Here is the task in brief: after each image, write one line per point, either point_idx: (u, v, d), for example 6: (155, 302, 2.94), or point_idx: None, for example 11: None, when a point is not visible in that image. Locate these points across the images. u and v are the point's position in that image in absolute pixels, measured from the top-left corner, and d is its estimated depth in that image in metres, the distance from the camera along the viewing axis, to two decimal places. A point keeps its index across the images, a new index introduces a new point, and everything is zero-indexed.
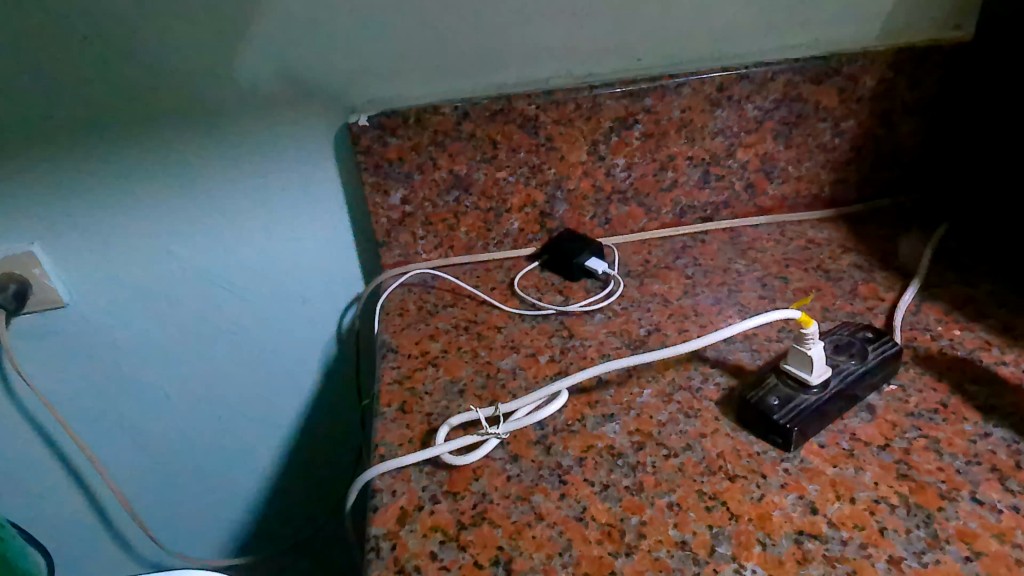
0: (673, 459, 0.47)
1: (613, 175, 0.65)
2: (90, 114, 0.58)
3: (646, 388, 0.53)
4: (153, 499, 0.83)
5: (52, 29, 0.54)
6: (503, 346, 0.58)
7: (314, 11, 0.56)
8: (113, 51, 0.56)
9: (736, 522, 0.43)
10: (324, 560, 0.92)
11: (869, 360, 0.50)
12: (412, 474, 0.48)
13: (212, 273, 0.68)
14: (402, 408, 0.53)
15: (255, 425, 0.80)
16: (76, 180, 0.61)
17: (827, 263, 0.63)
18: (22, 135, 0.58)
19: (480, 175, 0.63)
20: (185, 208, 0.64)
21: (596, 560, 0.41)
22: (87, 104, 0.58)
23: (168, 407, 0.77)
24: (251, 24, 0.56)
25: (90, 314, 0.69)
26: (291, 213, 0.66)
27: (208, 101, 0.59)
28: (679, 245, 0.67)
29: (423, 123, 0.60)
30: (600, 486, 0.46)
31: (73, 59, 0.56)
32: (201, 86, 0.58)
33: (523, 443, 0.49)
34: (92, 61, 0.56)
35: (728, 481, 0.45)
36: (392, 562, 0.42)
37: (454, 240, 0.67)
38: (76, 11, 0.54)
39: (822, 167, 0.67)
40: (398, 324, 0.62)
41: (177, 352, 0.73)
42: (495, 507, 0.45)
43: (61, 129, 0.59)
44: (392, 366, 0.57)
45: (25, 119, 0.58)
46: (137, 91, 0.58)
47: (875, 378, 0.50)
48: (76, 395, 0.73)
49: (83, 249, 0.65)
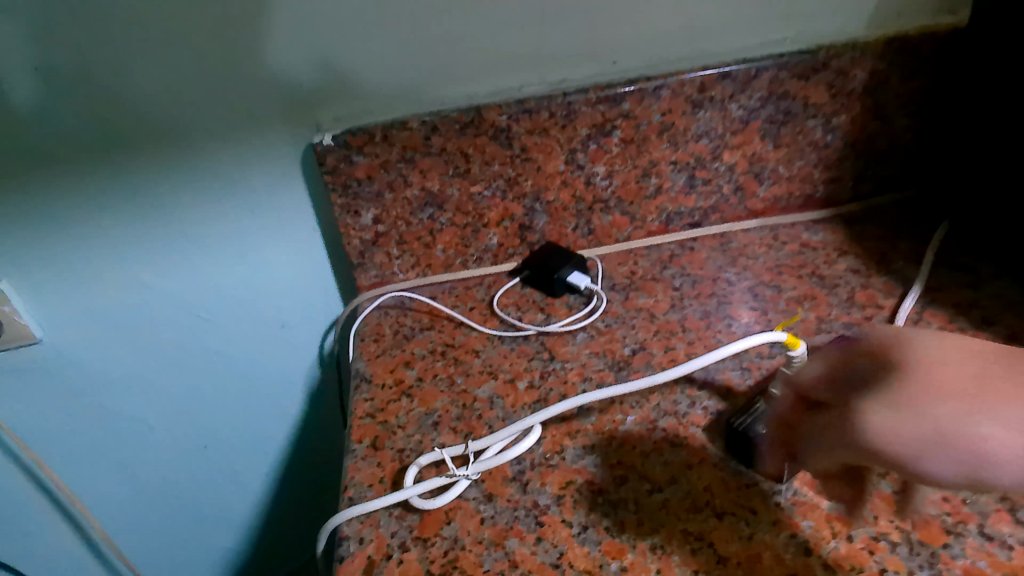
0: (657, 495, 0.44)
1: (593, 184, 0.62)
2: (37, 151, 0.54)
3: (630, 415, 0.50)
4: (143, 529, 0.81)
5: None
6: (481, 372, 0.55)
7: (267, 29, 0.52)
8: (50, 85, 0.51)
9: (724, 566, 0.40)
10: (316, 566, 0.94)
11: None
12: (381, 518, 0.45)
13: (188, 302, 0.66)
14: (374, 444, 0.50)
15: (242, 451, 0.78)
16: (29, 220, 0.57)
17: (822, 268, 0.60)
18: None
19: (453, 190, 0.60)
20: (153, 237, 0.61)
21: None
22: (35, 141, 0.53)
23: (151, 438, 0.74)
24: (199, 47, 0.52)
25: (65, 349, 0.65)
26: (259, 240, 0.64)
27: (166, 127, 0.55)
28: (667, 255, 0.64)
29: (390, 139, 0.57)
30: (579, 527, 0.43)
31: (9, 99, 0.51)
32: (153, 113, 0.54)
33: (498, 480, 0.46)
34: (44, 93, 0.51)
35: (715, 519, 0.42)
36: None
37: (431, 258, 0.64)
38: (5, 43, 0.48)
39: (814, 166, 0.63)
40: (373, 350, 0.59)
41: (158, 382, 0.70)
42: (467, 554, 0.42)
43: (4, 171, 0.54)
44: (365, 398, 0.54)
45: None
46: (95, 122, 0.53)
47: None
48: (56, 432, 0.70)
49: (55, 286, 0.61)
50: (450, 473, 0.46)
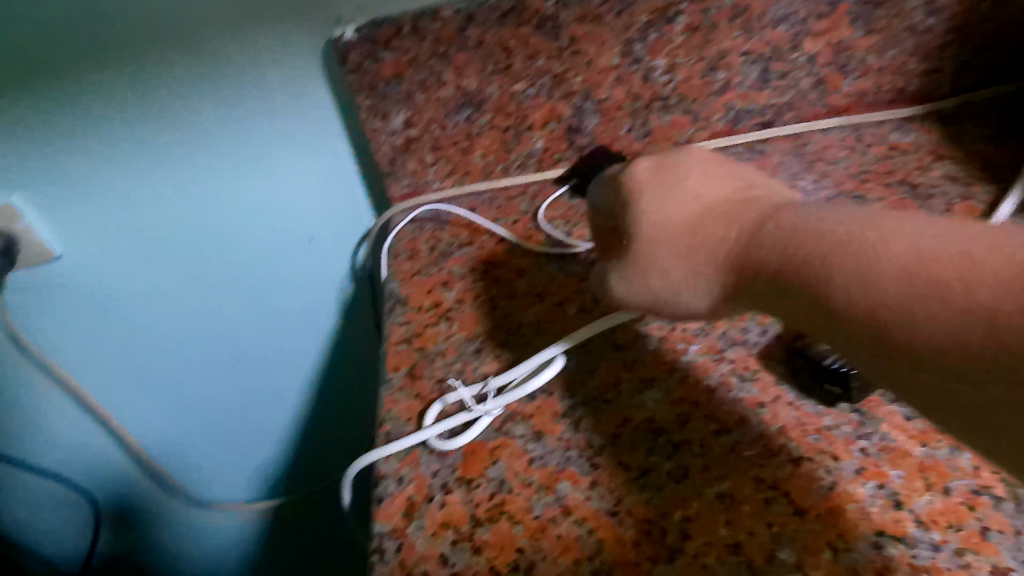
0: (726, 437, 0.40)
1: (652, 80, 0.54)
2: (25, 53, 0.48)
3: (693, 344, 0.45)
4: (182, 434, 0.81)
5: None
6: (526, 294, 0.50)
7: None
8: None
9: (802, 520, 0.36)
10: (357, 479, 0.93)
11: None
12: (421, 456, 0.42)
13: (209, 215, 0.61)
14: (411, 373, 0.47)
15: (276, 362, 0.76)
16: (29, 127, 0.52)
17: (914, 176, 0.53)
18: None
19: (493, 89, 0.53)
20: (166, 146, 0.56)
21: (633, 569, 0.35)
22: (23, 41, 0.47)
23: (182, 350, 0.72)
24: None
25: (85, 264, 0.62)
26: (279, 147, 0.58)
27: (163, 20, 0.49)
28: (732, 159, 0.58)
29: (420, 32, 0.50)
30: (637, 471, 0.39)
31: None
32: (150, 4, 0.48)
33: (548, 417, 0.42)
34: None
35: (792, 465, 0.38)
36: (397, 567, 0.37)
37: (469, 165, 0.58)
38: None
39: (910, 55, 0.55)
40: (408, 269, 0.54)
41: (184, 295, 0.67)
42: (515, 499, 0.39)
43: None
44: (401, 322, 0.50)
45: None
46: (80, 16, 0.47)
47: None
48: (84, 344, 0.68)
49: (66, 199, 0.57)
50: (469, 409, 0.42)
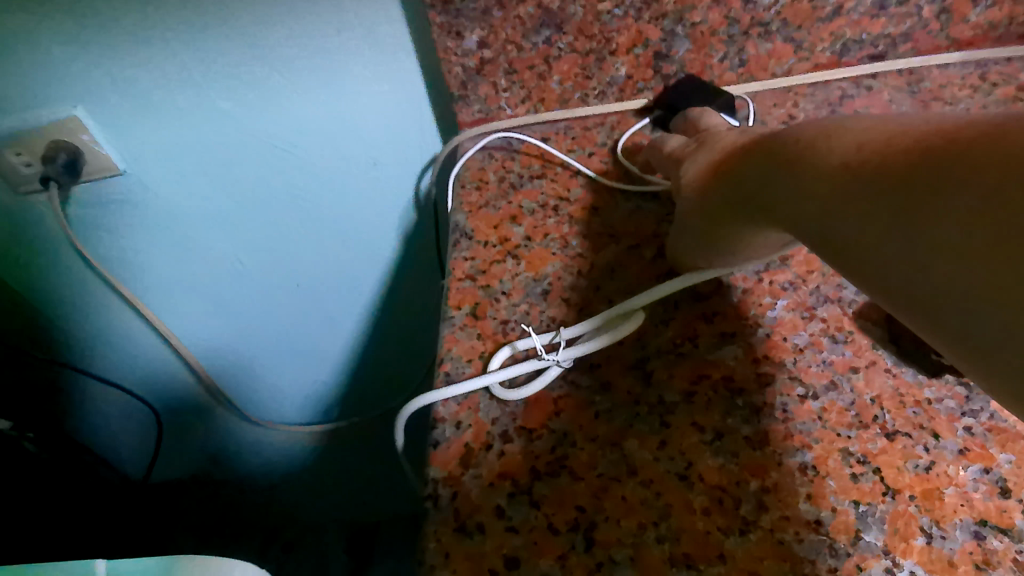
0: (812, 403, 0.36)
1: (754, 2, 0.49)
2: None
3: (780, 299, 0.41)
4: (242, 354, 0.81)
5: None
6: (600, 235, 0.47)
7: None
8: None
9: (893, 500, 0.33)
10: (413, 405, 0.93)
11: None
12: (481, 401, 0.40)
13: (273, 134, 0.60)
14: (474, 312, 0.44)
15: (336, 287, 0.76)
16: (89, 40, 0.50)
17: None
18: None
19: (577, 9, 0.49)
20: (230, 60, 0.53)
21: (702, 538, 0.33)
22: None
23: (243, 271, 0.72)
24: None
25: (148, 180, 0.61)
26: (345, 66, 0.55)
27: None
28: (835, 95, 0.52)
29: None
30: (712, 434, 0.36)
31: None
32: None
33: (617, 369, 0.40)
34: None
35: (884, 439, 0.34)
36: (452, 516, 0.36)
37: (545, 91, 0.54)
38: None
39: None
40: (476, 201, 0.51)
41: (246, 217, 0.66)
42: (578, 454, 0.37)
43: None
44: (466, 257, 0.48)
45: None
46: None
47: None
48: (148, 261, 0.68)
49: (129, 114, 0.56)
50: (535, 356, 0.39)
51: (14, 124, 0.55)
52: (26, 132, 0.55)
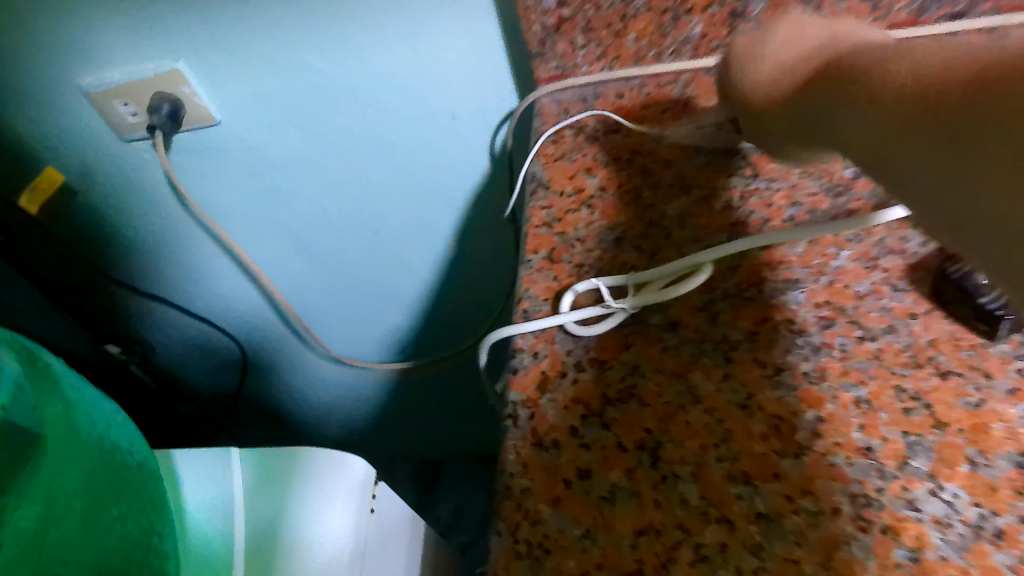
0: (869, 344, 0.39)
1: None
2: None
3: (845, 250, 0.43)
4: (323, 297, 0.88)
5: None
6: (671, 187, 0.49)
7: None
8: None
9: (941, 432, 0.35)
10: None
11: None
12: (556, 335, 0.43)
13: (360, 90, 0.63)
14: (550, 256, 0.48)
15: (412, 236, 0.80)
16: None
17: None
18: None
19: None
20: (322, 17, 0.57)
21: (759, 459, 0.36)
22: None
23: (327, 218, 0.77)
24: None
25: (243, 131, 0.66)
26: (431, 25, 0.58)
27: None
28: None
29: None
30: (773, 368, 0.39)
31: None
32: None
33: (686, 310, 0.43)
34: None
35: (938, 379, 0.37)
36: (529, 433, 0.40)
37: (621, 48, 0.56)
38: None
39: None
40: (552, 153, 0.55)
41: (331, 167, 0.71)
42: (646, 384, 0.40)
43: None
44: (543, 206, 0.51)
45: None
46: None
47: None
48: (241, 207, 0.75)
49: (229, 68, 0.60)
50: (606, 304, 0.43)
51: (120, 77, 0.60)
52: (132, 85, 0.61)
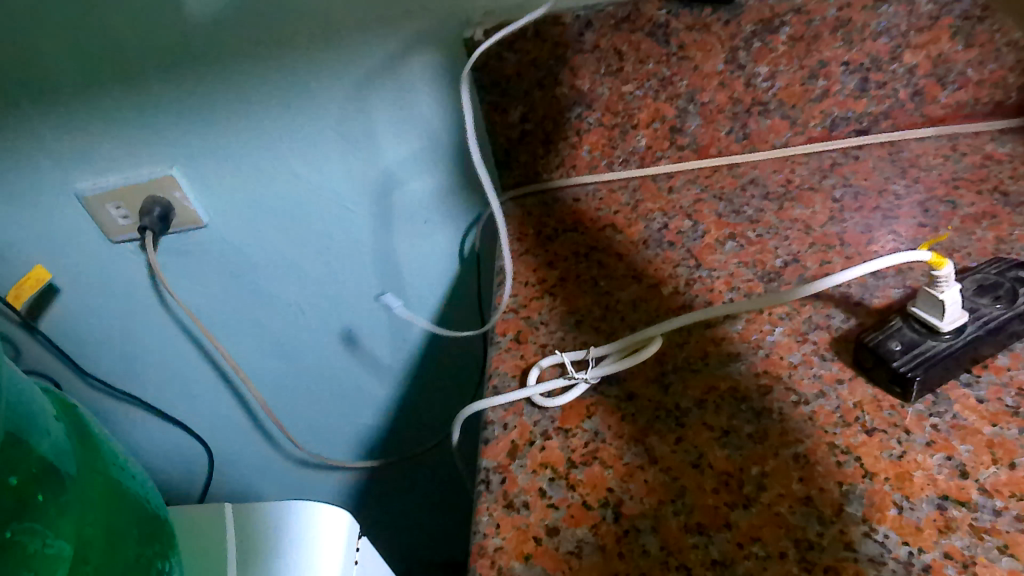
0: (804, 407, 0.43)
1: (755, 86, 0.58)
2: (198, 44, 0.58)
3: (778, 326, 0.48)
4: (293, 396, 0.90)
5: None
6: (625, 276, 0.55)
7: None
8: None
9: (871, 481, 0.39)
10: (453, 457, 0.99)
11: (1019, 305, 0.43)
12: (524, 407, 0.47)
13: (339, 194, 0.69)
14: (517, 338, 0.52)
15: (384, 336, 0.84)
16: (196, 110, 0.62)
17: (1006, 184, 0.55)
18: (137, 68, 0.59)
19: (605, 90, 0.58)
20: (309, 126, 0.64)
21: (711, 510, 0.40)
22: (201, 34, 0.58)
23: (302, 317, 0.81)
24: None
25: (227, 232, 0.71)
26: (407, 138, 0.65)
27: (311, 16, 0.57)
28: (828, 163, 0.61)
29: (543, 36, 0.55)
30: (720, 431, 0.43)
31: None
32: (306, 5, 0.57)
33: (641, 380, 0.47)
34: None
35: (865, 435, 0.41)
36: (500, 496, 0.43)
37: (576, 159, 0.63)
38: None
39: (1011, 69, 0.57)
40: (517, 250, 0.60)
41: (308, 267, 0.76)
42: (608, 448, 0.44)
43: (165, 62, 0.59)
44: (509, 294, 0.56)
45: (131, 56, 0.58)
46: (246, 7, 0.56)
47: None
48: (219, 306, 0.78)
49: (219, 171, 0.66)
50: (571, 375, 0.47)
51: (115, 181, 0.66)
52: (128, 188, 0.66)
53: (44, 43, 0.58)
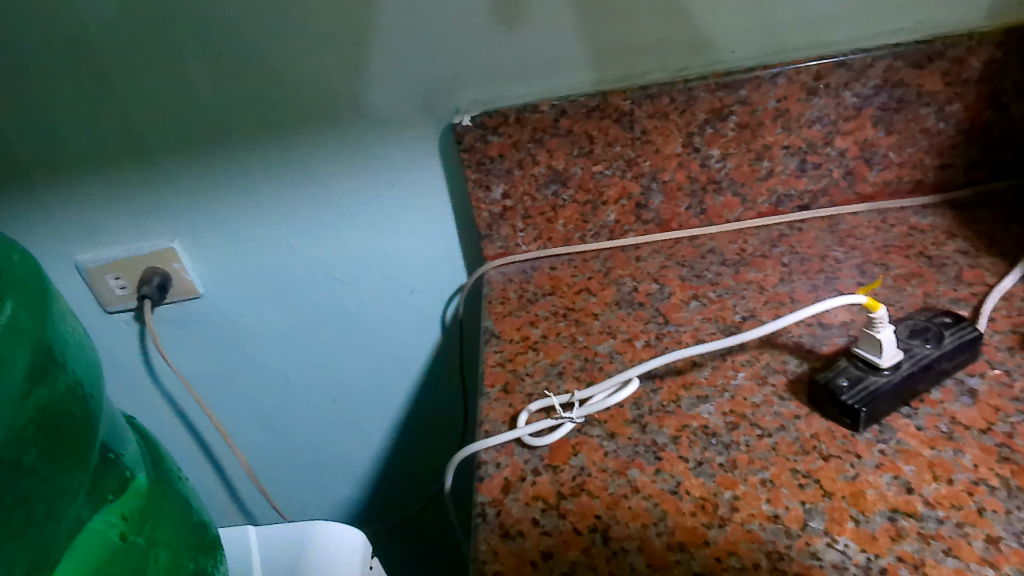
0: (767, 439, 0.48)
1: (708, 166, 0.66)
2: (207, 128, 0.64)
3: (741, 371, 0.54)
4: (274, 465, 0.92)
5: (174, 49, 0.60)
6: (600, 332, 0.60)
7: (446, 25, 0.59)
8: (233, 71, 0.61)
9: (830, 499, 0.44)
10: (437, 518, 0.99)
11: (945, 344, 0.49)
12: (515, 448, 0.51)
13: (331, 266, 0.74)
14: (505, 388, 0.57)
15: (366, 406, 0.87)
16: (199, 188, 0.68)
17: (930, 249, 0.63)
18: (150, 148, 0.65)
19: (578, 169, 0.66)
20: (305, 202, 0.69)
21: (690, 530, 0.44)
22: (211, 120, 0.64)
23: (288, 387, 0.84)
24: (346, 40, 0.60)
25: (221, 302, 0.76)
26: (395, 214, 0.71)
27: (314, 105, 0.64)
28: (776, 234, 0.68)
29: (522, 121, 0.63)
30: (694, 462, 0.48)
31: (196, 79, 0.62)
32: (310, 96, 0.63)
33: (620, 422, 0.52)
34: (221, 65, 0.61)
35: (822, 461, 0.46)
36: (497, 526, 0.46)
37: (553, 231, 0.70)
38: (198, 31, 0.59)
39: (926, 152, 0.66)
40: (501, 311, 0.65)
41: (297, 337, 0.80)
42: (593, 480, 0.48)
43: (175, 143, 0.65)
44: (495, 350, 0.61)
45: (145, 137, 0.64)
46: (256, 99, 0.63)
47: (953, 362, 0.49)
48: (208, 374, 0.82)
49: (218, 245, 0.72)
50: (557, 415, 0.52)
51: (117, 254, 0.71)
52: (131, 260, 0.71)
53: (63, 126, 0.63)
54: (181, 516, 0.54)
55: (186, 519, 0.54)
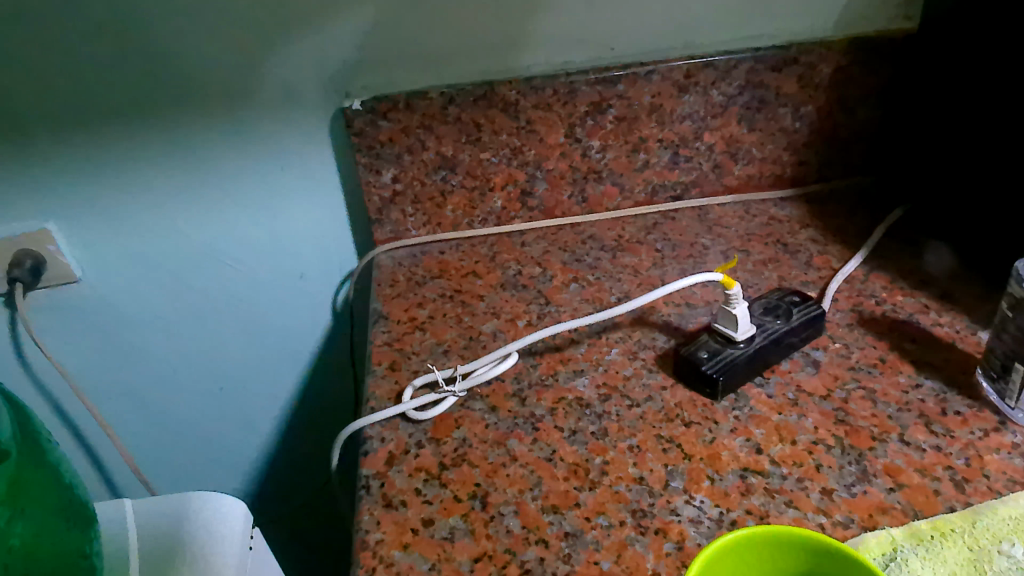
0: (636, 408, 0.52)
1: (589, 156, 0.69)
2: (86, 103, 0.62)
3: (614, 347, 0.57)
4: (157, 462, 0.88)
5: (52, 17, 0.58)
6: (485, 312, 0.63)
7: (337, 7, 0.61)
8: (115, 43, 0.60)
9: (689, 461, 0.48)
10: (328, 512, 0.98)
11: (793, 320, 0.55)
12: (400, 423, 0.53)
13: (218, 250, 0.73)
14: (391, 366, 0.58)
15: (255, 394, 0.85)
16: (76, 165, 0.65)
17: (786, 238, 0.68)
18: (20, 121, 0.62)
19: (466, 156, 0.67)
20: (191, 183, 0.68)
21: (563, 493, 0.46)
22: (89, 93, 0.62)
23: (172, 375, 0.82)
24: (235, 16, 0.60)
25: (100, 286, 0.73)
26: (285, 196, 0.71)
27: (201, 82, 0.63)
28: (651, 223, 0.72)
29: (412, 107, 0.64)
30: (569, 431, 0.51)
31: (73, 49, 0.60)
32: (196, 73, 0.62)
33: (501, 396, 0.54)
34: (103, 36, 0.59)
35: (684, 427, 0.50)
36: (380, 497, 0.47)
37: (441, 217, 0.71)
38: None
39: (784, 149, 0.72)
40: (389, 293, 0.66)
41: (182, 322, 0.77)
42: (474, 451, 0.50)
43: (49, 118, 0.62)
44: (382, 330, 0.62)
45: (15, 108, 0.61)
46: (139, 73, 0.62)
47: (799, 336, 0.55)
48: (85, 364, 0.78)
49: (98, 226, 0.69)
50: (441, 389, 0.54)
51: None
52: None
53: None
54: (47, 488, 0.53)
55: (54, 492, 0.53)
